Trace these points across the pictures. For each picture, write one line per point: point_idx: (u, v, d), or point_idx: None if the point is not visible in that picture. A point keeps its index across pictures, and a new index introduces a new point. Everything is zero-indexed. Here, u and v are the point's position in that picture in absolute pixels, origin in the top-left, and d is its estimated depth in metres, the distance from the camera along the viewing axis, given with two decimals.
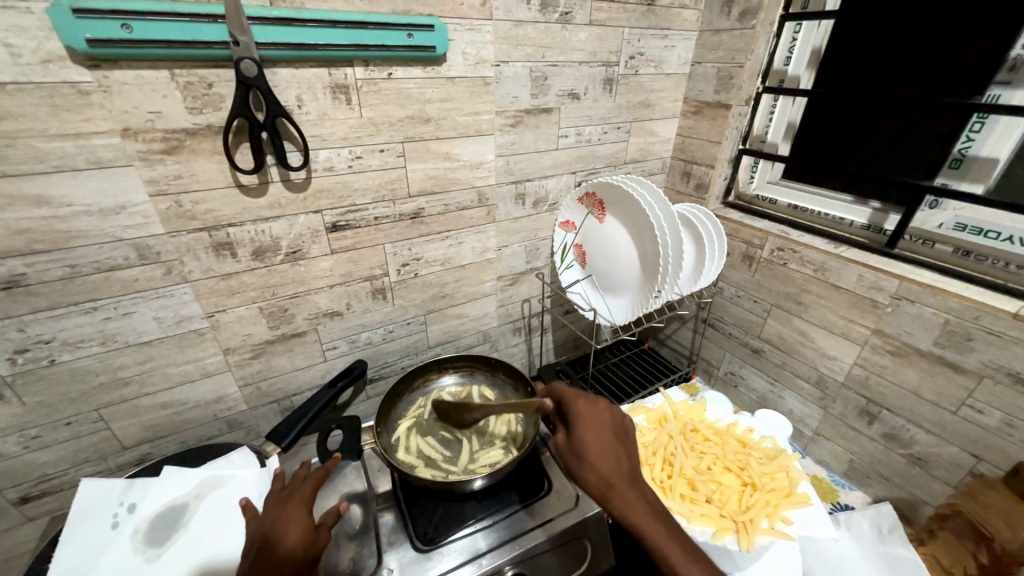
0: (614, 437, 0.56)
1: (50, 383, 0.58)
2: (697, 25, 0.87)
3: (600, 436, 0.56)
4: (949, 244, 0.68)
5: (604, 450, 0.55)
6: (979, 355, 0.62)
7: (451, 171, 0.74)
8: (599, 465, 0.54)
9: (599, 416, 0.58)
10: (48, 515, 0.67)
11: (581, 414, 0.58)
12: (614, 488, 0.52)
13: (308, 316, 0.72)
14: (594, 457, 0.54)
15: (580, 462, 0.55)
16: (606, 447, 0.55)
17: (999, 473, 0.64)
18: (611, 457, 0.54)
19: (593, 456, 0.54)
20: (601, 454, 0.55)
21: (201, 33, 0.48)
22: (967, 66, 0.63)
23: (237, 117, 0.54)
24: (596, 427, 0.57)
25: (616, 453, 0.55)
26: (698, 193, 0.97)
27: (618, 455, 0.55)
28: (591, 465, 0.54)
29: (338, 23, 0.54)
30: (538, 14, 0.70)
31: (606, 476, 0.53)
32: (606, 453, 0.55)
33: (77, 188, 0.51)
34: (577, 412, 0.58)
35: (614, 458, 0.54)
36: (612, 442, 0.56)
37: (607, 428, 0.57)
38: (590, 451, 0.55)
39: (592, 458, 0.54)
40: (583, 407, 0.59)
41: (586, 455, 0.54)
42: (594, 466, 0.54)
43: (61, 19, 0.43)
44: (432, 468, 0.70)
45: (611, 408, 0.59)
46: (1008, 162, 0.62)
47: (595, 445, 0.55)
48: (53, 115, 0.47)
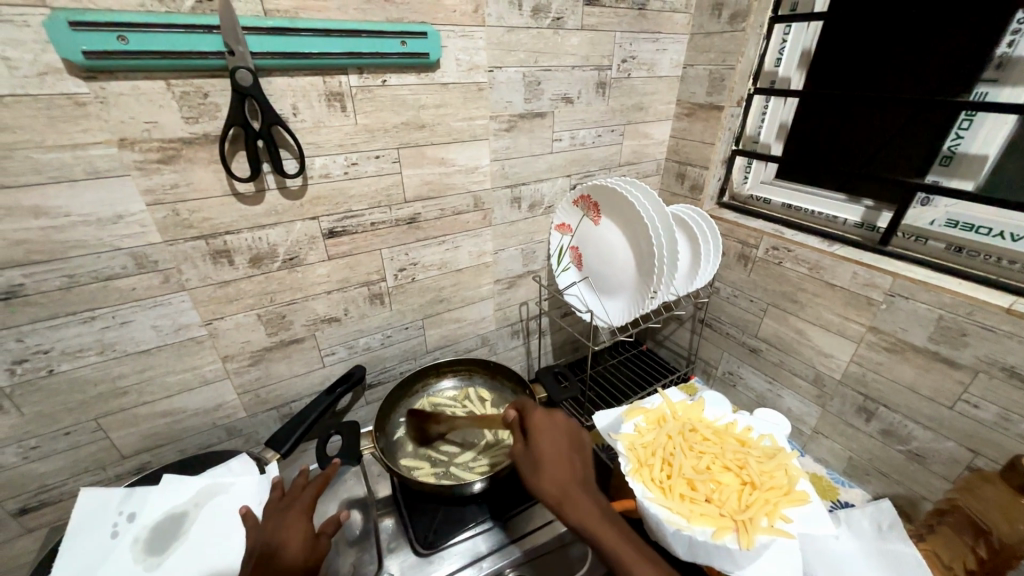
0: (569, 450, 0.58)
1: (49, 393, 0.58)
2: (688, 28, 0.88)
3: (554, 442, 0.58)
4: (942, 240, 0.69)
5: (557, 458, 0.56)
6: (973, 350, 0.63)
7: (447, 176, 0.75)
8: (551, 475, 0.55)
9: (555, 429, 0.60)
10: (47, 525, 0.67)
11: (538, 423, 0.60)
12: (567, 495, 0.53)
13: (306, 322, 0.73)
14: (550, 462, 0.56)
15: (535, 470, 0.56)
16: (558, 453, 0.57)
17: (996, 467, 0.64)
18: (564, 468, 0.56)
19: (546, 463, 0.56)
20: (555, 462, 0.56)
21: (197, 44, 0.49)
22: (952, 65, 0.64)
23: (233, 126, 0.54)
24: (550, 434, 0.59)
25: (567, 460, 0.56)
26: (692, 194, 0.98)
27: (572, 464, 0.56)
28: (545, 471, 0.55)
29: (332, 32, 0.55)
30: (530, 20, 0.71)
31: (559, 481, 0.54)
32: (559, 461, 0.56)
33: (75, 198, 0.51)
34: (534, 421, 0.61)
35: (567, 469, 0.55)
36: (566, 450, 0.58)
37: (563, 438, 0.59)
38: (543, 456, 0.57)
39: (546, 464, 0.56)
40: (540, 417, 0.61)
41: (543, 460, 0.56)
42: (548, 476, 0.54)
43: (57, 32, 0.43)
44: (433, 470, 0.70)
45: (568, 420, 0.62)
46: (997, 158, 0.63)
47: (548, 450, 0.57)
48: (50, 126, 0.47)
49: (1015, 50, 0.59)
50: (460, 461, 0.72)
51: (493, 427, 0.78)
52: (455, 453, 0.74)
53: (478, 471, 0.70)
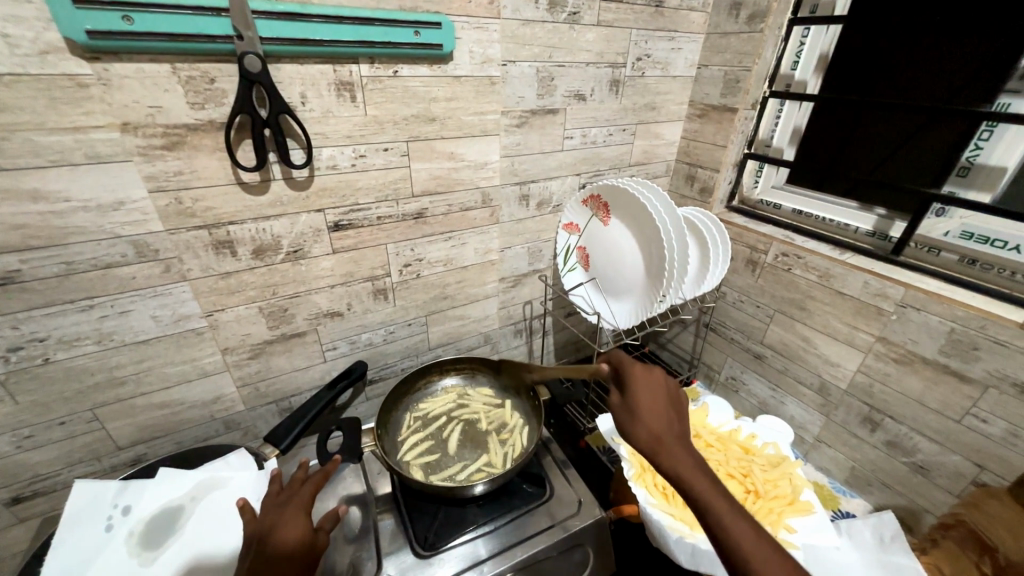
0: (668, 402, 0.51)
1: (45, 382, 0.57)
2: (705, 27, 0.87)
3: (656, 396, 0.51)
4: (955, 252, 0.68)
5: (657, 409, 0.50)
6: (984, 364, 0.62)
7: (455, 171, 0.73)
8: (648, 423, 0.49)
9: (655, 384, 0.52)
10: (40, 516, 0.66)
11: (637, 376, 0.53)
12: (663, 443, 0.47)
13: (308, 316, 0.71)
14: (646, 415, 0.49)
15: (633, 420, 0.50)
16: (660, 406, 0.50)
17: (1002, 483, 0.64)
18: (663, 419, 0.49)
19: (644, 414, 0.50)
20: (654, 412, 0.50)
21: (205, 26, 0.47)
22: (975, 72, 0.62)
23: (240, 113, 0.53)
24: (649, 386, 0.52)
25: (669, 415, 0.50)
26: (702, 197, 0.97)
27: (671, 417, 0.50)
28: (642, 420, 0.49)
29: (344, 19, 0.53)
30: (546, 14, 0.69)
31: (655, 430, 0.48)
32: (659, 413, 0.50)
33: (74, 183, 0.49)
34: (633, 378, 0.53)
35: (667, 416, 0.50)
36: (667, 405, 0.51)
37: (663, 392, 0.52)
38: (642, 406, 0.50)
39: (644, 415, 0.50)
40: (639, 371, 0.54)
41: (640, 410, 0.50)
42: (646, 422, 0.49)
43: (60, 10, 0.42)
44: (433, 463, 0.70)
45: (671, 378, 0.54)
46: (1016, 171, 0.62)
47: (647, 401, 0.51)
48: (51, 108, 0.46)
49: None
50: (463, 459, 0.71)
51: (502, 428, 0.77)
52: (459, 450, 0.73)
53: (479, 473, 0.69)
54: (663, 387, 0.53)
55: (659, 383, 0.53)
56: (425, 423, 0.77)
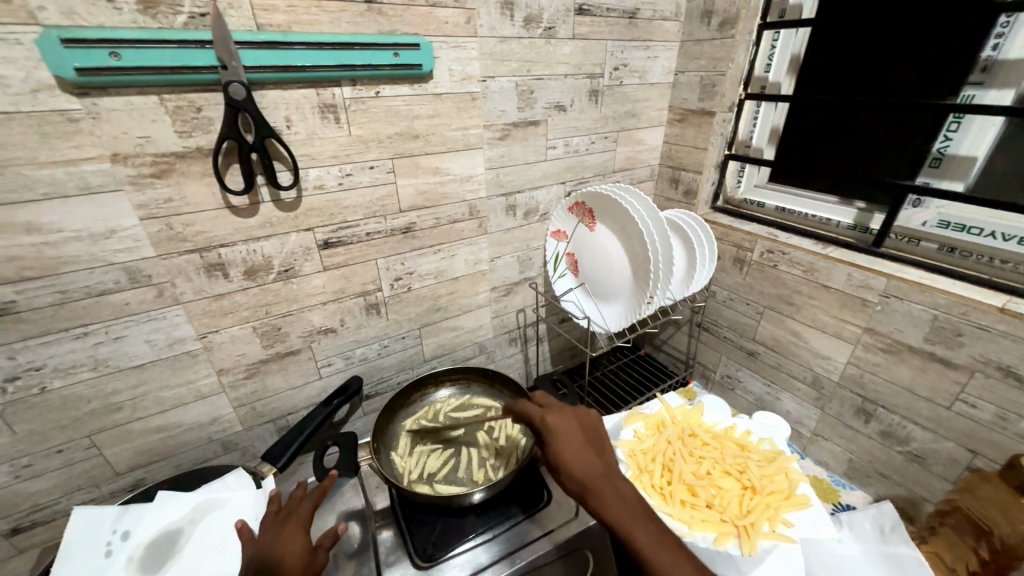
0: (587, 442, 0.55)
1: (42, 411, 0.57)
2: (679, 36, 0.89)
3: (575, 443, 0.55)
4: (934, 241, 0.70)
5: (579, 453, 0.54)
6: (969, 350, 0.63)
7: (441, 186, 0.75)
8: (574, 470, 0.53)
9: (571, 429, 0.56)
10: (40, 546, 0.66)
11: (552, 424, 0.57)
12: (591, 487, 0.51)
13: (302, 334, 0.72)
14: (570, 463, 0.53)
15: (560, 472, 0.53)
16: (580, 451, 0.54)
17: (996, 467, 0.64)
18: (585, 462, 0.53)
19: (569, 462, 0.53)
20: (578, 457, 0.54)
21: (190, 58, 0.49)
22: (941, 68, 0.64)
23: (226, 138, 0.54)
24: (567, 433, 0.56)
25: (591, 455, 0.54)
26: (686, 199, 0.98)
27: (593, 458, 0.54)
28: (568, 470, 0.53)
29: (324, 45, 0.55)
30: (522, 30, 0.72)
31: (583, 474, 0.52)
32: (581, 456, 0.53)
33: (67, 214, 0.51)
34: (553, 429, 0.57)
35: (590, 456, 0.54)
36: (585, 445, 0.55)
37: (579, 434, 0.56)
38: (565, 456, 0.54)
39: (569, 463, 0.53)
40: (554, 418, 0.58)
41: (563, 462, 0.54)
42: (571, 474, 0.53)
43: (49, 49, 0.43)
44: (441, 472, 0.71)
45: (583, 417, 0.59)
46: (986, 158, 0.64)
47: (570, 448, 0.54)
48: (43, 143, 0.47)
49: (999, 54, 0.60)
50: (468, 462, 0.72)
51: (499, 429, 0.79)
52: (463, 454, 0.74)
53: (487, 473, 0.71)
54: (580, 427, 0.57)
55: (571, 424, 0.57)
56: (422, 435, 0.78)
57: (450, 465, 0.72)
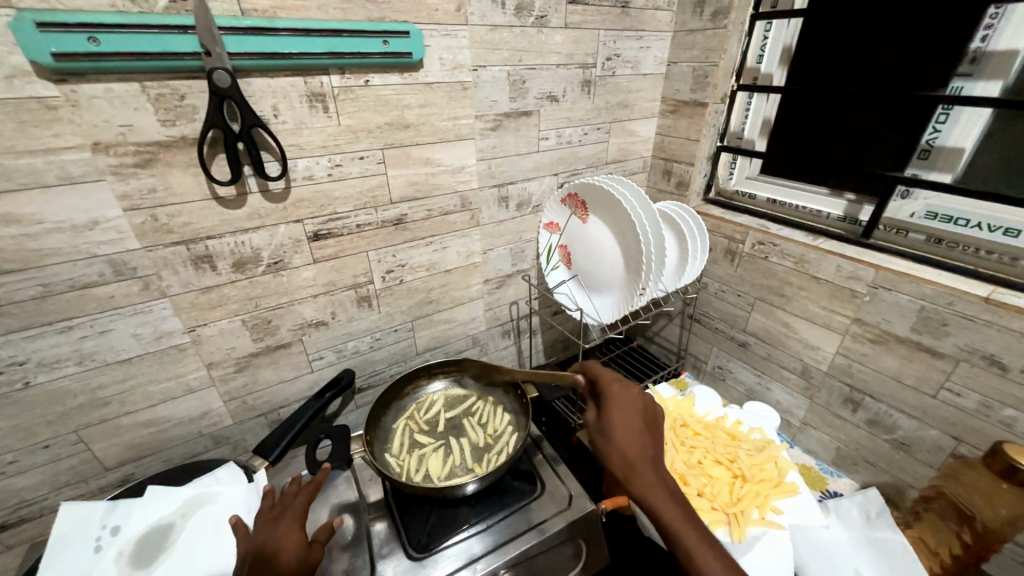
0: (644, 424, 0.56)
1: (26, 406, 0.56)
2: (672, 25, 0.89)
3: (631, 422, 0.55)
4: (922, 232, 0.70)
5: (634, 435, 0.54)
6: (954, 339, 0.64)
7: (432, 176, 0.74)
8: (625, 450, 0.53)
9: (632, 405, 0.56)
10: (28, 542, 0.65)
11: (614, 397, 0.58)
12: (637, 471, 0.52)
13: (293, 327, 0.72)
14: (622, 442, 0.54)
15: (608, 445, 0.54)
16: (634, 431, 0.54)
17: (978, 454, 0.65)
18: (637, 445, 0.54)
19: (621, 441, 0.54)
20: (632, 439, 0.54)
21: (171, 44, 0.48)
22: (930, 59, 0.64)
23: (212, 127, 0.53)
24: (627, 412, 0.56)
25: (644, 440, 0.54)
26: (679, 191, 0.99)
27: (645, 442, 0.54)
28: (617, 447, 0.54)
29: (312, 32, 0.54)
30: (513, 19, 0.71)
31: (631, 457, 0.53)
32: (635, 439, 0.54)
33: (47, 204, 0.49)
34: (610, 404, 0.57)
35: (643, 440, 0.54)
36: (643, 428, 0.55)
37: (639, 414, 0.56)
38: (620, 433, 0.54)
39: (622, 442, 0.54)
40: (616, 392, 0.58)
41: (614, 438, 0.54)
42: (620, 450, 0.53)
43: (24, 33, 0.42)
44: (433, 464, 0.71)
45: (644, 395, 0.58)
46: (973, 151, 0.64)
47: (625, 427, 0.55)
48: (19, 131, 0.46)
49: (988, 45, 0.60)
50: (460, 456, 0.73)
51: (491, 422, 0.79)
52: (455, 446, 0.74)
53: (479, 467, 0.71)
54: (638, 407, 0.57)
55: (631, 401, 0.57)
56: (414, 429, 0.78)
57: (443, 457, 0.72)
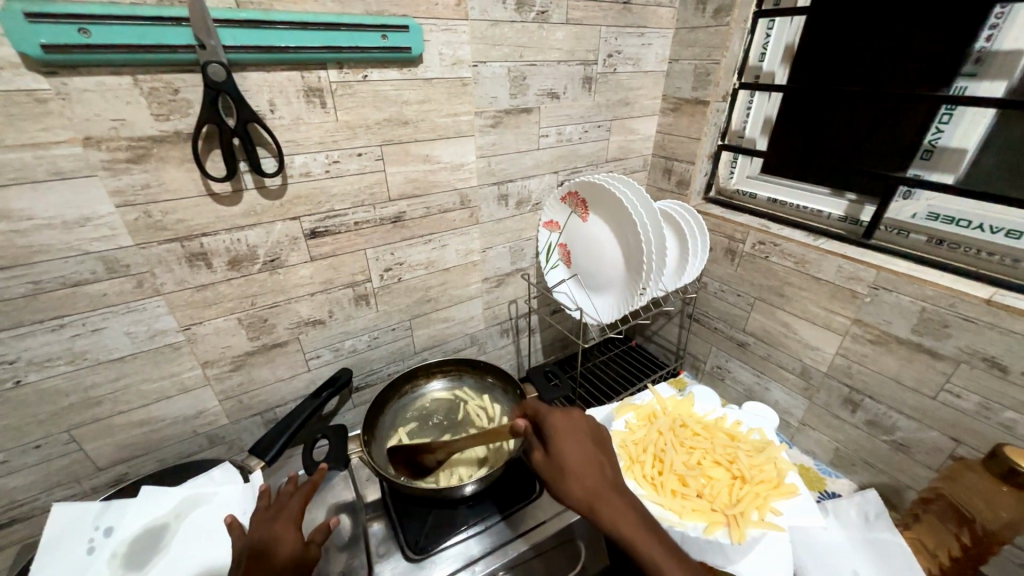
0: (592, 447, 0.58)
1: (16, 406, 0.55)
2: (674, 22, 0.88)
3: (580, 446, 0.57)
4: (923, 233, 0.70)
5: (585, 460, 0.55)
6: (955, 341, 0.64)
7: (432, 174, 0.73)
8: (580, 477, 0.54)
9: (577, 432, 0.58)
10: (20, 542, 0.64)
11: (559, 427, 0.59)
12: (596, 494, 0.53)
13: (289, 325, 0.71)
14: (575, 470, 0.54)
15: (564, 477, 0.54)
16: (586, 456, 0.56)
17: (978, 455, 0.65)
18: (591, 469, 0.55)
19: (575, 469, 0.55)
20: (584, 463, 0.55)
21: (164, 37, 0.47)
22: (934, 59, 0.64)
23: (206, 123, 0.52)
24: (574, 438, 0.58)
25: (595, 462, 0.56)
26: (679, 190, 0.98)
27: (598, 466, 0.56)
28: (573, 475, 0.54)
29: (309, 25, 0.53)
30: (514, 14, 0.70)
31: (589, 482, 0.54)
32: (587, 463, 0.55)
33: (37, 200, 0.48)
34: (557, 431, 0.58)
35: (594, 465, 0.55)
36: (592, 450, 0.57)
37: (584, 437, 0.58)
38: (570, 460, 0.55)
39: (575, 469, 0.55)
40: (559, 420, 0.60)
41: (568, 467, 0.55)
42: (577, 478, 0.54)
43: (12, 24, 0.41)
44: (446, 470, 0.71)
45: (583, 420, 0.61)
46: (975, 152, 0.64)
47: (575, 454, 0.56)
48: (8, 125, 0.45)
49: (992, 45, 0.60)
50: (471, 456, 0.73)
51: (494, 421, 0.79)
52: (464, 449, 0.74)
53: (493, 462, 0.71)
54: (583, 432, 0.59)
55: (575, 428, 0.59)
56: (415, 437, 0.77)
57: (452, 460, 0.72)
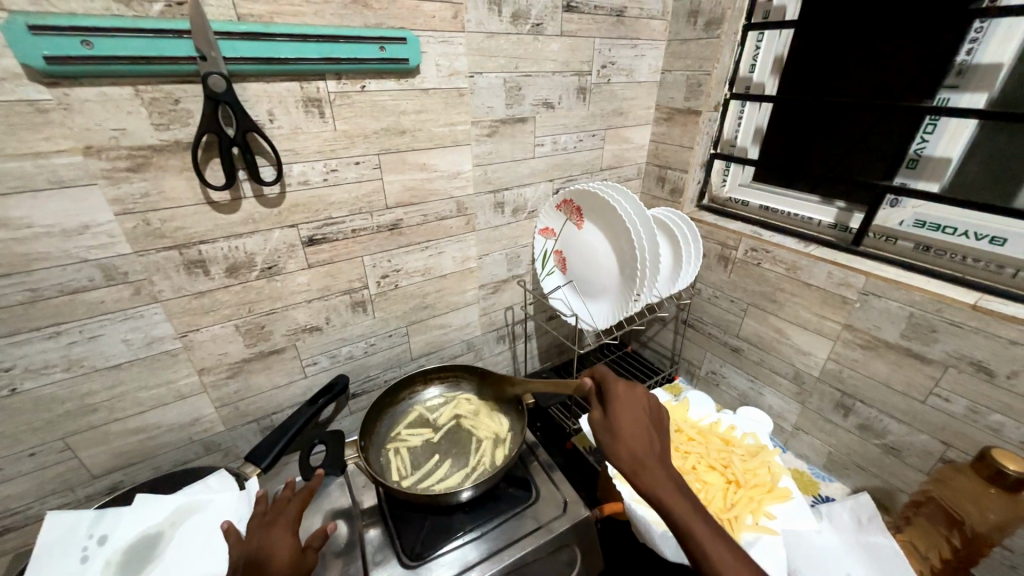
0: (649, 422, 0.54)
1: (11, 413, 0.55)
2: (666, 34, 0.90)
3: (636, 416, 0.54)
4: (910, 240, 0.72)
5: (639, 430, 0.53)
6: (942, 346, 0.65)
7: (429, 182, 0.74)
8: (632, 444, 0.52)
9: (637, 403, 0.55)
10: (11, 552, 0.64)
11: (619, 396, 0.56)
12: (643, 464, 0.50)
13: (286, 332, 0.71)
14: (627, 436, 0.52)
15: (615, 441, 0.53)
16: (640, 426, 0.53)
17: (967, 458, 0.66)
18: (644, 439, 0.52)
19: (626, 435, 0.52)
20: (637, 433, 0.53)
21: (166, 49, 0.48)
22: (919, 73, 0.66)
23: (206, 132, 0.53)
24: (632, 408, 0.55)
25: (651, 436, 0.53)
26: (673, 197, 0.99)
27: (651, 438, 0.53)
28: (624, 440, 0.52)
29: (308, 38, 0.54)
30: (510, 26, 0.71)
31: (638, 452, 0.51)
32: (640, 433, 0.53)
33: (37, 208, 0.49)
34: (615, 398, 0.56)
35: (647, 437, 0.53)
36: (648, 425, 0.54)
37: (644, 410, 0.55)
38: (624, 428, 0.53)
39: (626, 436, 0.52)
40: (622, 390, 0.57)
41: (621, 431, 0.53)
42: (628, 446, 0.52)
43: (17, 37, 0.41)
44: (479, 460, 0.73)
45: (647, 394, 0.58)
46: (959, 161, 0.66)
47: (630, 423, 0.54)
48: (9, 134, 0.45)
49: (973, 58, 0.62)
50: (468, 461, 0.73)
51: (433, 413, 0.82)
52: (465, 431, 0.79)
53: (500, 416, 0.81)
54: (643, 403, 0.56)
55: (636, 398, 0.56)
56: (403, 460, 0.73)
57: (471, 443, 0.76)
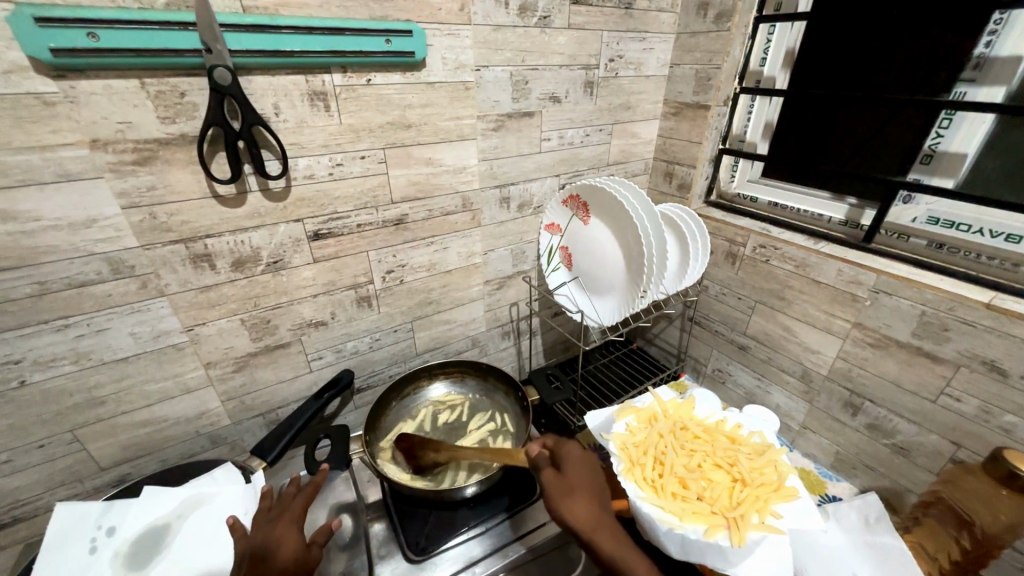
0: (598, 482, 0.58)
1: (20, 405, 0.56)
2: (675, 27, 0.88)
3: (588, 475, 0.58)
4: (924, 237, 0.70)
5: (592, 490, 0.56)
6: (955, 345, 0.64)
7: (434, 177, 0.74)
8: (585, 503, 0.54)
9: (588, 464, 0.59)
10: (22, 542, 0.64)
11: (570, 456, 0.60)
12: (597, 523, 0.53)
13: (292, 327, 0.71)
14: (582, 496, 0.55)
15: (570, 500, 0.54)
16: (591, 485, 0.57)
17: (978, 459, 0.65)
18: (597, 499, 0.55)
19: (581, 495, 0.55)
20: (591, 494, 0.56)
21: (171, 40, 0.47)
22: (936, 65, 0.64)
23: (212, 125, 0.52)
24: (583, 469, 0.58)
25: (600, 495, 0.56)
26: (680, 193, 0.98)
27: (601, 498, 0.57)
28: (580, 500, 0.54)
29: (314, 30, 0.54)
30: (517, 19, 0.71)
31: (593, 512, 0.54)
32: (593, 494, 0.56)
33: (44, 201, 0.49)
34: (569, 458, 0.59)
35: (598, 498, 0.56)
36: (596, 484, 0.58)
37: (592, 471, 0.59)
38: (579, 487, 0.56)
39: (581, 496, 0.55)
40: (573, 450, 0.61)
41: (577, 490, 0.55)
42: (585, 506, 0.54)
43: (23, 29, 0.41)
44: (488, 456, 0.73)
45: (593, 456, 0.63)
46: (976, 156, 0.64)
47: (583, 481, 0.57)
48: (16, 127, 0.45)
49: (991, 51, 0.60)
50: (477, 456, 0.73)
51: (417, 417, 0.81)
52: (464, 424, 0.80)
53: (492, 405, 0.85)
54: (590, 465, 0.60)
55: (585, 460, 0.60)
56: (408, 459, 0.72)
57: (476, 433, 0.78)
